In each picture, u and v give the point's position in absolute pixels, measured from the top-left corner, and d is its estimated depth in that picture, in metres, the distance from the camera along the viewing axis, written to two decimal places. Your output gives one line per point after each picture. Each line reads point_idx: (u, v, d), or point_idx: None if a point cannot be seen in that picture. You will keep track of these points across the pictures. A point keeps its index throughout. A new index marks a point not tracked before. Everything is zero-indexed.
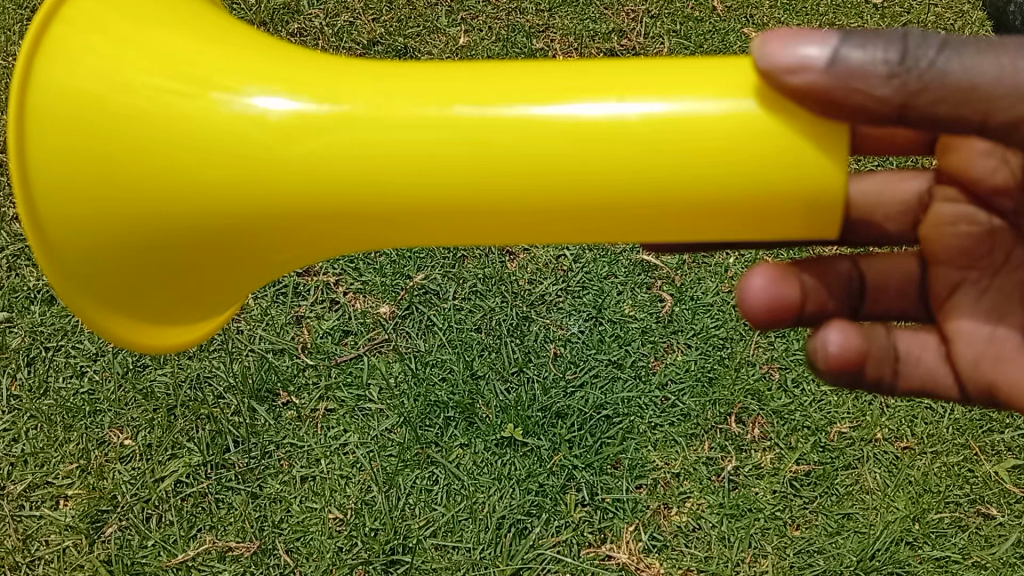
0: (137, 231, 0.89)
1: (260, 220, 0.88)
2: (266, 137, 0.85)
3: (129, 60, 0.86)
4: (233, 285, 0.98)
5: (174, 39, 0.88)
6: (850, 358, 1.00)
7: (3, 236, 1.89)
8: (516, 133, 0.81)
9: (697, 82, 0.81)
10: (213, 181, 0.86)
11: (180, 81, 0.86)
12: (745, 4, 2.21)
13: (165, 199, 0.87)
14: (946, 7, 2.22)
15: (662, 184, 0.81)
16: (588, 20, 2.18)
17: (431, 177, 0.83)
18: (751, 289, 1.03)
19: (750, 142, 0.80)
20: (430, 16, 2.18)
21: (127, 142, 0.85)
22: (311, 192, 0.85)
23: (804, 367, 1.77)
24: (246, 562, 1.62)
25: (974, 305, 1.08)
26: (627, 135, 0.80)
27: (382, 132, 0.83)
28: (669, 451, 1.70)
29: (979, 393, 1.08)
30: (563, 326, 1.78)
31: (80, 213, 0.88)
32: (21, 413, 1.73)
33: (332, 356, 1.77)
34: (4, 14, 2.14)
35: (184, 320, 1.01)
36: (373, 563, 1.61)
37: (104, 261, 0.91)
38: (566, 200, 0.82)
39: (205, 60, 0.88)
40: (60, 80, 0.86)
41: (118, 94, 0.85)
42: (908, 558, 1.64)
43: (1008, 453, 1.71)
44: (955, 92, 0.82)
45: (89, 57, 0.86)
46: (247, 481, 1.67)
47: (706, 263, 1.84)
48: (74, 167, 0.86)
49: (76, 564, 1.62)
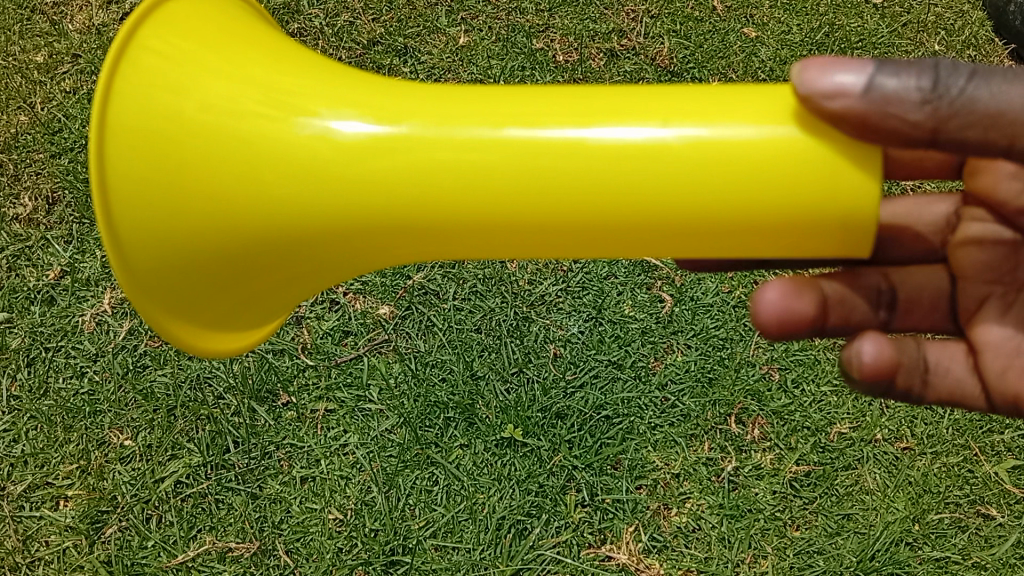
0: (206, 242, 0.92)
1: (323, 233, 0.91)
2: (329, 157, 0.87)
3: (204, 81, 0.89)
4: (292, 290, 1.02)
5: (243, 61, 0.91)
6: (883, 368, 1.00)
7: (3, 237, 1.89)
8: (572, 155, 0.82)
9: (746, 106, 0.82)
10: (282, 197, 0.89)
11: (249, 102, 0.88)
12: (745, 3, 2.21)
13: (235, 213, 0.90)
14: (947, 7, 2.22)
15: (708, 203, 0.82)
16: (588, 20, 2.18)
17: (488, 197, 0.84)
18: (763, 303, 1.03)
19: (792, 165, 0.81)
20: (431, 16, 2.18)
21: (201, 160, 0.88)
22: (372, 209, 0.88)
23: (804, 368, 1.77)
24: (246, 562, 1.62)
25: (1000, 318, 1.10)
26: (677, 157, 0.81)
27: (441, 153, 0.85)
28: (668, 451, 1.70)
29: (1006, 403, 1.09)
30: (563, 326, 1.78)
31: (154, 225, 0.90)
32: (21, 413, 1.73)
33: (332, 356, 1.77)
34: (4, 15, 2.14)
35: (242, 324, 1.03)
36: (373, 563, 1.61)
37: (173, 270, 0.94)
38: (620, 218, 0.83)
39: (271, 80, 0.90)
40: (138, 99, 0.88)
41: (193, 114, 0.88)
42: (908, 558, 1.64)
43: (1008, 453, 1.71)
44: (984, 118, 0.84)
45: (166, 77, 0.88)
46: (247, 482, 1.67)
47: None
48: (151, 181, 0.89)
49: (76, 565, 1.62)
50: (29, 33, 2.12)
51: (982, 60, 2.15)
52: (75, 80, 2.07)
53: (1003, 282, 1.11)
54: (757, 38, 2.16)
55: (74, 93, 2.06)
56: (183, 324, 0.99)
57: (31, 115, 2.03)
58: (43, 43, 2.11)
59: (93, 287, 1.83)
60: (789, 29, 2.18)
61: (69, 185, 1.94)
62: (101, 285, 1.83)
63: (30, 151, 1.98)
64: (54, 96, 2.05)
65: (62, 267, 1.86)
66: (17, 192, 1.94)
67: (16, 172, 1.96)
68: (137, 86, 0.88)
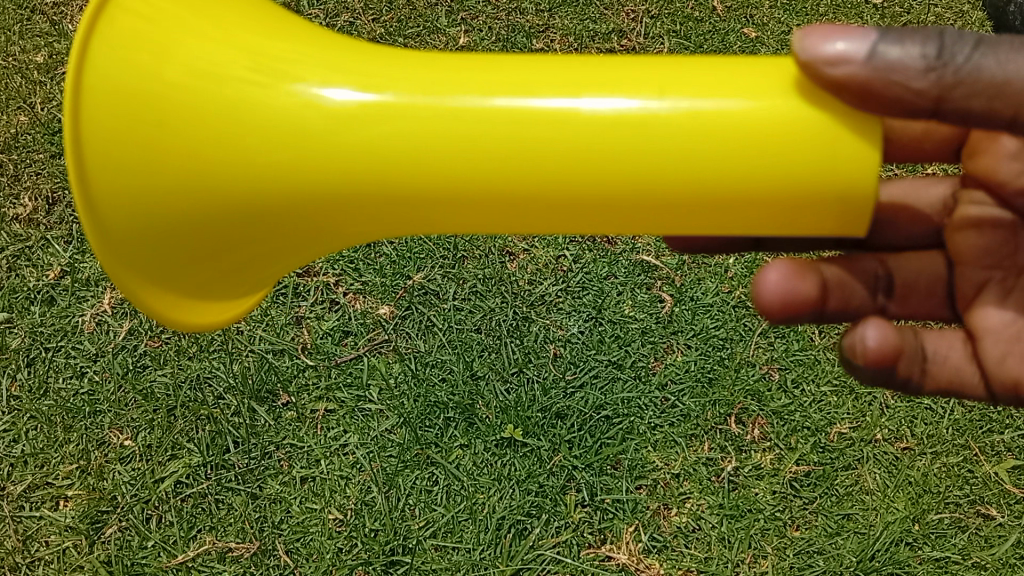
0: (185, 212, 0.92)
1: (304, 207, 0.91)
2: (312, 128, 0.87)
3: (190, 48, 0.88)
4: (272, 265, 1.02)
5: (233, 28, 0.91)
6: (887, 354, 1.00)
7: (3, 237, 1.89)
8: (556, 124, 0.82)
9: (741, 78, 0.82)
10: (264, 166, 0.89)
11: (235, 70, 0.88)
12: (745, 4, 2.21)
13: (215, 183, 0.90)
14: (946, 8, 2.22)
15: (699, 174, 0.82)
16: (588, 20, 2.18)
17: (469, 166, 0.84)
18: (766, 284, 1.03)
19: (783, 140, 0.81)
20: (430, 16, 2.18)
21: (181, 127, 0.88)
22: (352, 181, 0.88)
23: (804, 367, 1.77)
24: (246, 562, 1.62)
25: (1001, 303, 1.09)
26: (665, 128, 0.81)
27: (423, 124, 0.85)
28: (668, 451, 1.70)
29: (1006, 390, 1.08)
30: (563, 326, 1.78)
31: (133, 191, 0.90)
32: (21, 413, 1.73)
33: (332, 356, 1.77)
34: (4, 15, 2.15)
35: (218, 296, 1.04)
36: (373, 563, 1.61)
37: (151, 238, 0.94)
38: (600, 188, 0.83)
39: (257, 48, 0.90)
40: (120, 62, 0.88)
41: (176, 80, 0.87)
42: (908, 558, 1.64)
43: (1008, 453, 1.71)
44: (988, 87, 0.84)
45: (150, 41, 0.88)
46: (247, 482, 1.67)
47: (706, 263, 1.84)
48: (131, 146, 0.89)
49: (76, 564, 1.62)
50: (29, 33, 2.12)
51: None
52: None
53: (1002, 267, 1.10)
54: (757, 38, 2.16)
55: None
56: (159, 293, 0.99)
57: (31, 115, 2.03)
58: (43, 43, 2.11)
59: (93, 287, 1.83)
60: (790, 29, 2.18)
61: (69, 185, 1.94)
62: (101, 285, 1.83)
63: (30, 151, 1.99)
64: (54, 96, 2.05)
65: (62, 267, 1.86)
66: (17, 192, 1.94)
67: (16, 172, 1.96)
68: (122, 48, 0.88)
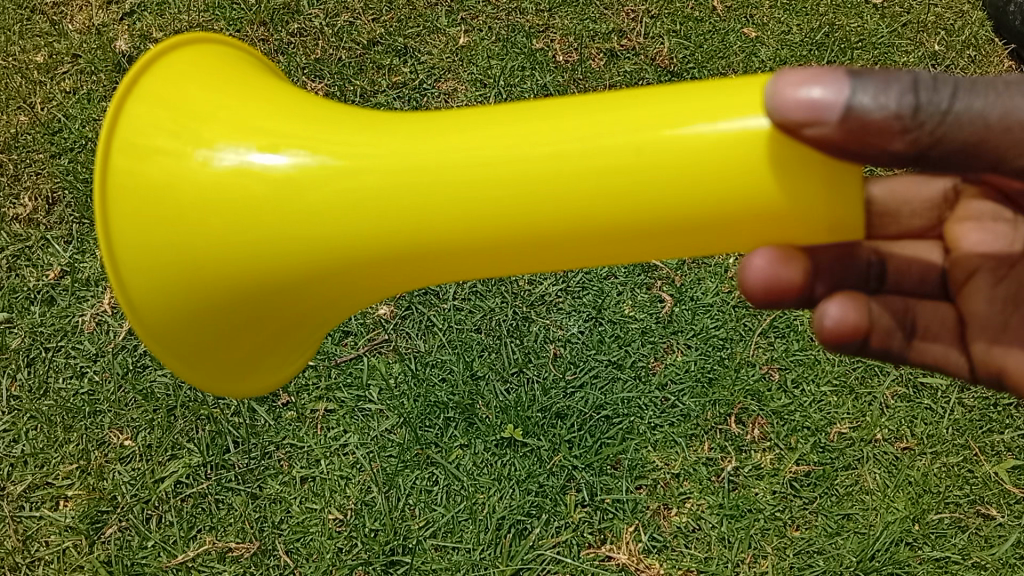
0: (215, 292, 0.99)
1: (327, 271, 0.98)
2: (318, 197, 0.94)
3: (193, 136, 0.95)
4: (307, 323, 1.09)
5: (230, 112, 0.97)
6: (847, 330, 1.05)
7: (4, 237, 1.89)
8: (548, 177, 0.87)
9: (720, 103, 0.85)
10: (279, 240, 0.96)
11: (240, 150, 0.95)
12: (745, 3, 2.21)
13: (237, 260, 0.97)
14: (946, 7, 2.21)
15: (678, 205, 0.86)
16: (588, 20, 2.18)
17: (475, 230, 0.90)
18: (752, 262, 0.98)
19: (767, 161, 0.84)
20: (431, 16, 2.18)
21: (199, 211, 0.95)
22: (366, 245, 0.94)
23: (804, 367, 1.77)
24: (246, 562, 1.62)
25: (993, 292, 1.13)
26: (653, 162, 0.85)
27: (422, 189, 0.90)
28: (668, 451, 1.70)
29: (987, 376, 1.13)
30: (563, 326, 1.78)
31: (163, 281, 0.98)
32: (21, 413, 1.73)
33: (332, 356, 1.76)
34: (4, 15, 2.14)
35: (263, 365, 1.11)
36: (373, 563, 1.61)
37: (187, 322, 1.02)
38: (589, 233, 0.88)
39: (257, 128, 0.97)
40: (135, 164, 0.96)
41: (186, 170, 0.95)
42: (908, 558, 1.64)
43: (1008, 453, 1.71)
44: (964, 146, 0.84)
45: (160, 137, 0.96)
46: (247, 482, 1.67)
47: (706, 263, 1.84)
48: (155, 240, 0.96)
49: (76, 564, 1.62)
50: (29, 33, 2.13)
51: (981, 60, 2.15)
52: (76, 80, 2.08)
53: (996, 259, 1.14)
54: (757, 38, 2.16)
55: (74, 93, 2.06)
56: (205, 368, 1.07)
57: (31, 116, 2.03)
58: (43, 43, 2.12)
59: (93, 287, 1.83)
60: (789, 29, 2.18)
61: (68, 185, 1.94)
62: (101, 285, 1.83)
63: (30, 151, 1.99)
64: (54, 96, 2.05)
65: (62, 267, 1.86)
66: (17, 193, 1.94)
67: (16, 172, 1.96)
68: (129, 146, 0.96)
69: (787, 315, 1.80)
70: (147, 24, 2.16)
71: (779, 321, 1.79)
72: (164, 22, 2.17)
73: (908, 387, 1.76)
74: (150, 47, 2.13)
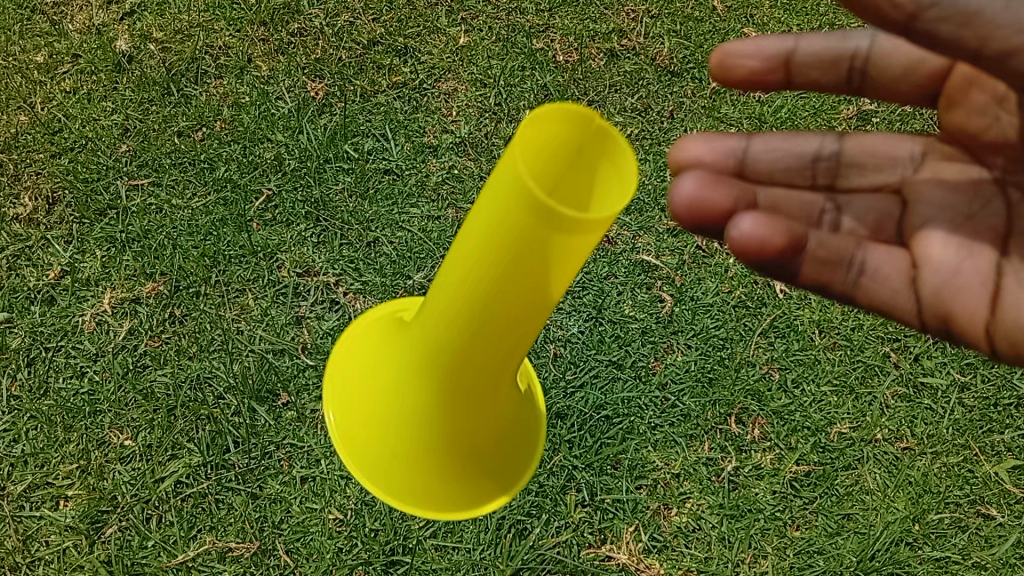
0: (432, 420, 1.28)
1: (478, 360, 1.16)
2: (456, 301, 1.11)
3: (379, 377, 1.35)
4: (490, 395, 1.25)
5: (380, 360, 1.37)
6: (756, 244, 1.12)
7: (3, 237, 1.89)
8: (475, 235, 1.04)
9: (550, 143, 1.01)
10: (444, 372, 1.20)
11: (395, 396, 1.30)
12: (745, 4, 2.25)
13: (425, 401, 1.26)
14: None
15: (527, 243, 0.97)
16: (588, 20, 2.21)
17: (490, 311, 1.08)
18: (678, 192, 1.17)
19: (604, 170, 1.00)
20: (431, 16, 2.20)
21: (404, 411, 1.29)
22: (490, 327, 1.10)
23: (804, 367, 1.78)
24: (246, 562, 1.61)
25: (947, 239, 1.25)
26: (505, 213, 0.98)
27: (479, 285, 1.06)
28: (669, 451, 1.70)
29: (934, 319, 1.25)
30: (563, 326, 1.78)
31: (426, 465, 1.33)
32: (21, 413, 1.71)
33: None
34: (3, 14, 2.14)
35: (506, 475, 1.40)
36: (373, 563, 1.61)
37: (435, 473, 1.33)
38: (506, 275, 1.02)
39: (401, 380, 1.29)
40: (350, 439, 1.41)
41: (393, 404, 1.31)
42: (907, 558, 1.64)
43: (1007, 453, 1.72)
44: (956, 15, 0.98)
45: (367, 430, 1.37)
46: (247, 482, 1.66)
47: (706, 263, 1.87)
48: (399, 464, 1.34)
49: (76, 564, 1.60)
50: (29, 33, 2.13)
51: None
52: (75, 80, 2.08)
53: (951, 213, 1.28)
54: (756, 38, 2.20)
55: (74, 93, 2.06)
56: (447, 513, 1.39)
57: (31, 115, 2.03)
58: (43, 43, 2.12)
59: (93, 287, 1.83)
60: (788, 30, 2.22)
61: (69, 185, 1.94)
62: (101, 285, 1.84)
63: (30, 151, 1.99)
64: (54, 96, 2.06)
65: (63, 267, 1.86)
66: (17, 192, 1.94)
67: (16, 172, 1.96)
68: (398, 462, 1.34)
69: (787, 315, 1.81)
70: (147, 23, 2.18)
71: (779, 321, 1.81)
72: (163, 22, 2.18)
73: (908, 387, 1.77)
74: (150, 46, 2.14)
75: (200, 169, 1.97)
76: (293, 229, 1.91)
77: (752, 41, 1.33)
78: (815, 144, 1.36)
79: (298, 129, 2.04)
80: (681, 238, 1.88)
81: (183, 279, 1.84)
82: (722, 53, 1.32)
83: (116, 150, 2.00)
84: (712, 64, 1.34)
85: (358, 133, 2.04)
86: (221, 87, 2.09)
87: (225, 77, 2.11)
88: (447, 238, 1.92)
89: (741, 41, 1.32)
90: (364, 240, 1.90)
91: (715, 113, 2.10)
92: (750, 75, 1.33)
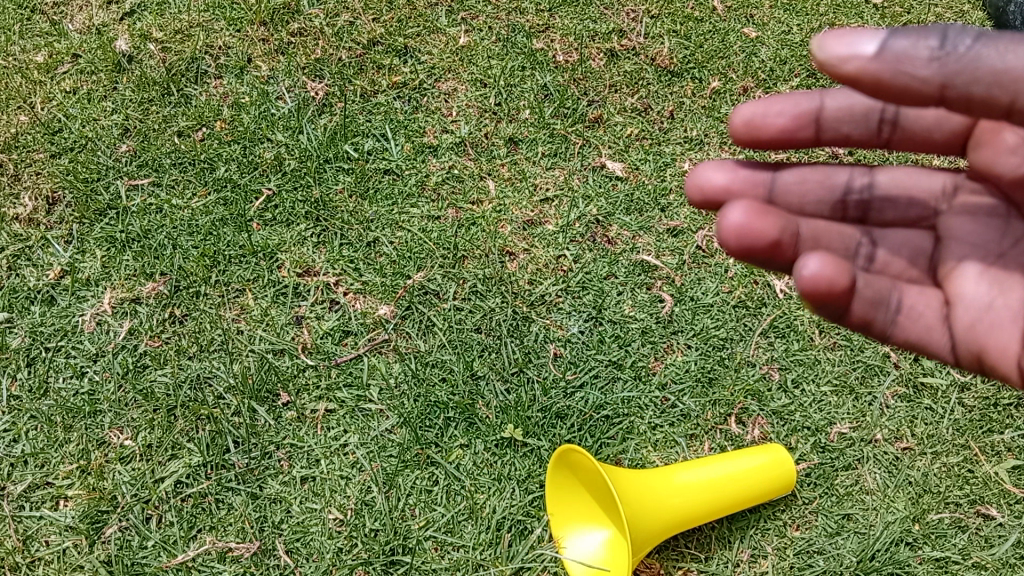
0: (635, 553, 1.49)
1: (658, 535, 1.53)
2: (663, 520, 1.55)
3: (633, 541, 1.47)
4: None
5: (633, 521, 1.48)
6: (822, 288, 1.03)
7: (3, 236, 1.89)
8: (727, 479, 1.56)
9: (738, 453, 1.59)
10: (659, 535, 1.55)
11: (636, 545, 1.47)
12: (744, 5, 2.26)
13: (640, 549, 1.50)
14: (946, 8, 2.26)
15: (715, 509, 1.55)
16: (588, 20, 2.23)
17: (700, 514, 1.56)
18: (727, 222, 1.08)
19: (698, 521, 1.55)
20: (431, 16, 2.22)
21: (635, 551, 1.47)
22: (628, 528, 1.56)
23: (804, 368, 1.78)
24: (246, 562, 1.59)
25: (978, 275, 1.12)
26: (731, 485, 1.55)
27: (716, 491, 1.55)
28: (669, 451, 1.70)
29: (968, 356, 1.14)
30: (563, 327, 1.81)
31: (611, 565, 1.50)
32: (20, 413, 1.71)
33: (332, 356, 1.77)
34: (4, 15, 2.18)
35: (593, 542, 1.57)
36: (373, 563, 1.58)
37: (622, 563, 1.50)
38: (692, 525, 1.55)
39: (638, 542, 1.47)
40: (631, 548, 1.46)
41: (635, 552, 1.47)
42: (908, 558, 1.62)
43: (1007, 453, 1.71)
44: (991, 75, 0.82)
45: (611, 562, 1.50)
46: (247, 482, 1.65)
47: (706, 264, 1.89)
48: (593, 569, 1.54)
49: (76, 564, 1.58)
50: (29, 33, 2.16)
51: None
52: (76, 81, 2.09)
53: (985, 249, 1.13)
54: (757, 38, 2.21)
55: (74, 93, 2.07)
56: None
57: (31, 116, 2.03)
58: (43, 43, 2.15)
59: (94, 287, 1.84)
60: (789, 29, 2.22)
61: (69, 185, 1.94)
62: (101, 285, 1.84)
63: (30, 152, 1.99)
64: (54, 96, 2.06)
65: (63, 267, 1.86)
66: (17, 193, 1.94)
67: (16, 172, 1.97)
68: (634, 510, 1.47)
69: (787, 315, 1.83)
70: (147, 23, 2.20)
71: (779, 321, 1.82)
72: (163, 21, 2.21)
73: (907, 387, 1.77)
74: (149, 47, 2.15)
75: (200, 169, 1.97)
76: (293, 228, 1.91)
77: (773, 100, 1.19)
78: (842, 177, 1.23)
79: (299, 128, 2.04)
80: (681, 238, 1.91)
81: (183, 279, 1.84)
82: (745, 117, 1.18)
83: (115, 150, 2.00)
84: (735, 127, 1.19)
85: (358, 132, 2.04)
86: (221, 87, 2.10)
87: (225, 77, 2.12)
88: (447, 237, 1.90)
89: (761, 101, 1.18)
90: (364, 240, 1.90)
91: (715, 112, 2.09)
92: (780, 134, 1.18)
